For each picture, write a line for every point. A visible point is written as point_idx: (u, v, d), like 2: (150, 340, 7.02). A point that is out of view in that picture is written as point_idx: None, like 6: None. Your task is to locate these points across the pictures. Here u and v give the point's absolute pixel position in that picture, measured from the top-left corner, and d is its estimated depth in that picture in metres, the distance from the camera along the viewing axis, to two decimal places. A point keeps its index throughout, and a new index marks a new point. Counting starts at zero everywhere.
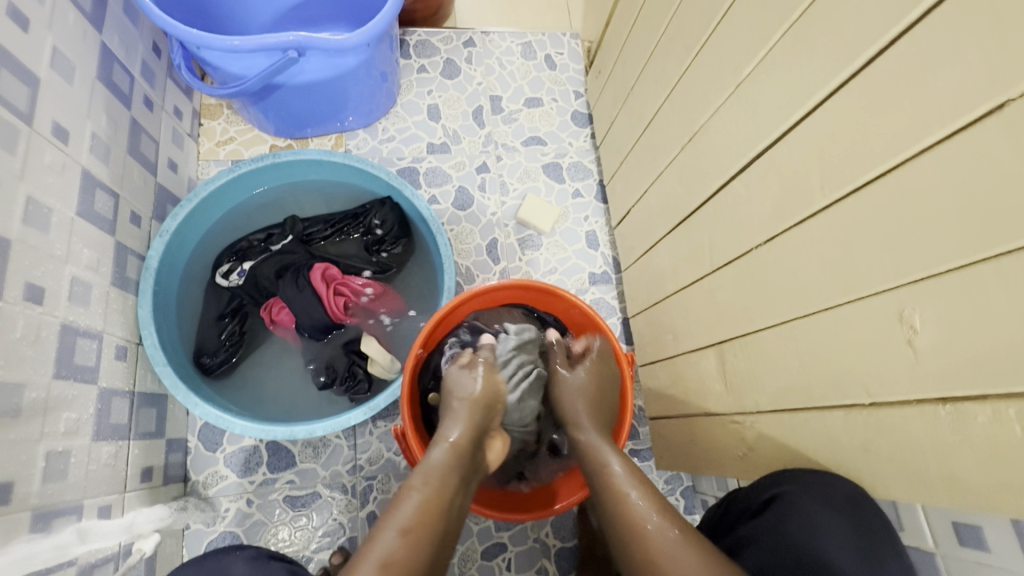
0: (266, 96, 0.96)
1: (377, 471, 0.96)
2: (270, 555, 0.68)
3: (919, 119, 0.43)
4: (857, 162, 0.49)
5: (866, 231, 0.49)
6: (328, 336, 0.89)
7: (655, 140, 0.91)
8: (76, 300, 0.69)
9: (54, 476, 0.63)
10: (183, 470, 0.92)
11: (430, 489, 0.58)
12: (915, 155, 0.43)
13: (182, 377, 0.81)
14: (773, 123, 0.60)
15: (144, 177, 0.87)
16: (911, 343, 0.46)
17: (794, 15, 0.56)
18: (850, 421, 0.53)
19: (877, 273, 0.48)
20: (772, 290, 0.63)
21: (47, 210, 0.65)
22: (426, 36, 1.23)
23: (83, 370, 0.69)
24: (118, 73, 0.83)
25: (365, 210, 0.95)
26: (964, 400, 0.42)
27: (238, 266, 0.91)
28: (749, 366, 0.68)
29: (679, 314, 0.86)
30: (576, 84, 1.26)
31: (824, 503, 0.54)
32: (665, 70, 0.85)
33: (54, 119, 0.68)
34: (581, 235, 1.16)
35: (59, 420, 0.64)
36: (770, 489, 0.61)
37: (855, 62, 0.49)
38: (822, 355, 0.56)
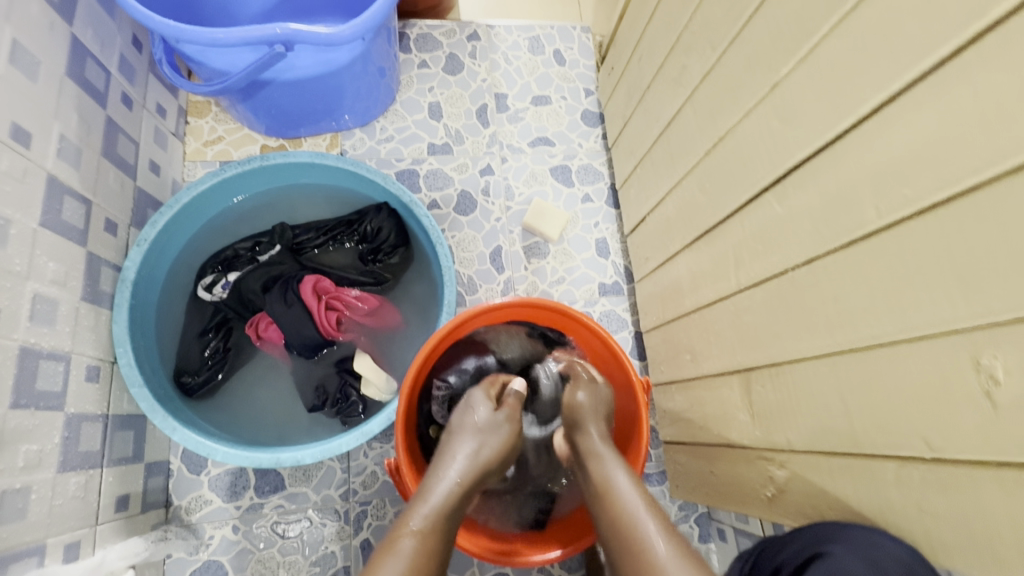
0: (254, 94, 0.89)
1: (371, 496, 0.90)
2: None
3: (1008, 132, 0.36)
4: (923, 181, 0.42)
5: (931, 261, 0.42)
6: (318, 355, 0.83)
7: (673, 144, 0.83)
8: (40, 320, 0.63)
9: (11, 516, 0.57)
10: (165, 494, 0.86)
11: (427, 540, 0.51)
12: (1000, 175, 0.36)
13: (161, 399, 0.75)
14: (815, 131, 0.53)
15: (121, 181, 0.81)
16: (988, 396, 0.39)
17: (845, 7, 0.49)
18: (904, 474, 0.47)
19: (944, 310, 0.41)
20: (809, 318, 0.56)
21: (4, 221, 0.59)
22: (428, 29, 1.16)
23: (47, 397, 0.63)
24: (92, 68, 0.76)
25: (360, 217, 0.88)
26: None
27: (222, 277, 0.84)
28: (780, 399, 0.62)
29: (699, 334, 0.79)
30: (586, 81, 1.18)
31: (873, 568, 0.47)
32: (687, 67, 0.78)
33: (14, 120, 0.61)
34: (591, 243, 1.09)
35: (17, 454, 0.58)
36: (809, 544, 0.54)
37: (924, 62, 0.42)
38: (872, 397, 0.49)
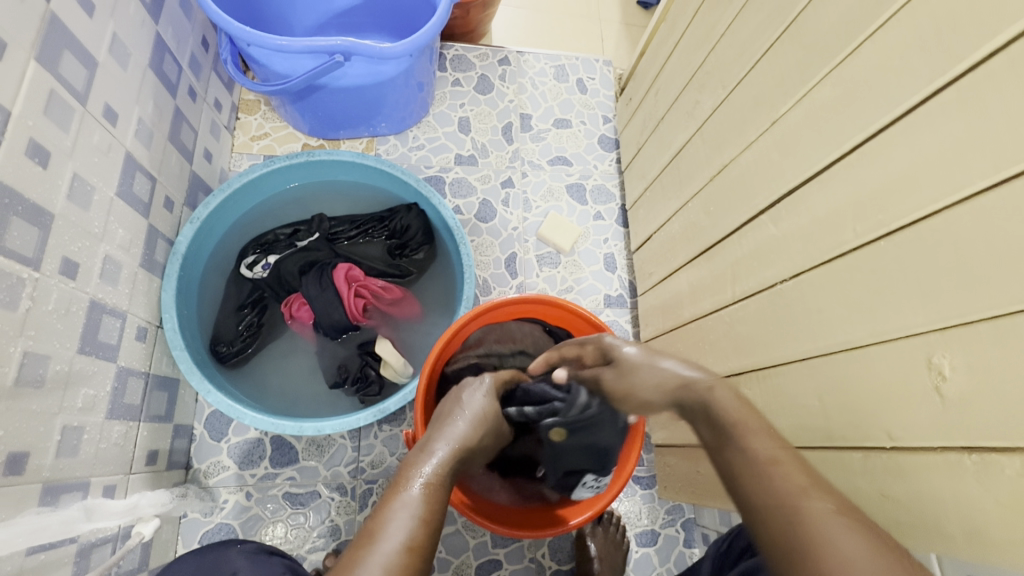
0: (306, 96, 0.98)
1: (378, 476, 0.95)
2: (267, 552, 0.68)
3: (958, 170, 0.44)
4: (890, 208, 0.50)
5: (893, 275, 0.50)
6: (342, 336, 0.90)
7: (682, 168, 0.92)
8: (106, 278, 0.70)
9: (67, 450, 0.63)
10: (187, 457, 0.92)
11: (438, 488, 0.48)
12: (952, 204, 0.44)
13: (198, 363, 0.82)
14: (807, 163, 0.62)
15: (181, 164, 0.89)
16: (938, 390, 0.46)
17: (838, 58, 0.57)
18: (868, 463, 0.53)
19: (905, 318, 0.49)
20: (793, 325, 0.63)
21: (90, 188, 0.67)
22: (463, 51, 1.26)
23: (105, 348, 0.70)
24: (168, 62, 0.85)
25: (392, 214, 0.96)
26: (990, 451, 0.42)
27: (262, 258, 0.92)
28: (765, 400, 0.68)
29: (694, 343, 0.86)
30: (606, 109, 1.28)
31: None
32: (698, 101, 0.87)
33: (106, 102, 0.70)
34: (600, 257, 1.16)
35: (78, 395, 0.65)
36: None
37: (898, 108, 0.50)
38: (842, 393, 0.56)
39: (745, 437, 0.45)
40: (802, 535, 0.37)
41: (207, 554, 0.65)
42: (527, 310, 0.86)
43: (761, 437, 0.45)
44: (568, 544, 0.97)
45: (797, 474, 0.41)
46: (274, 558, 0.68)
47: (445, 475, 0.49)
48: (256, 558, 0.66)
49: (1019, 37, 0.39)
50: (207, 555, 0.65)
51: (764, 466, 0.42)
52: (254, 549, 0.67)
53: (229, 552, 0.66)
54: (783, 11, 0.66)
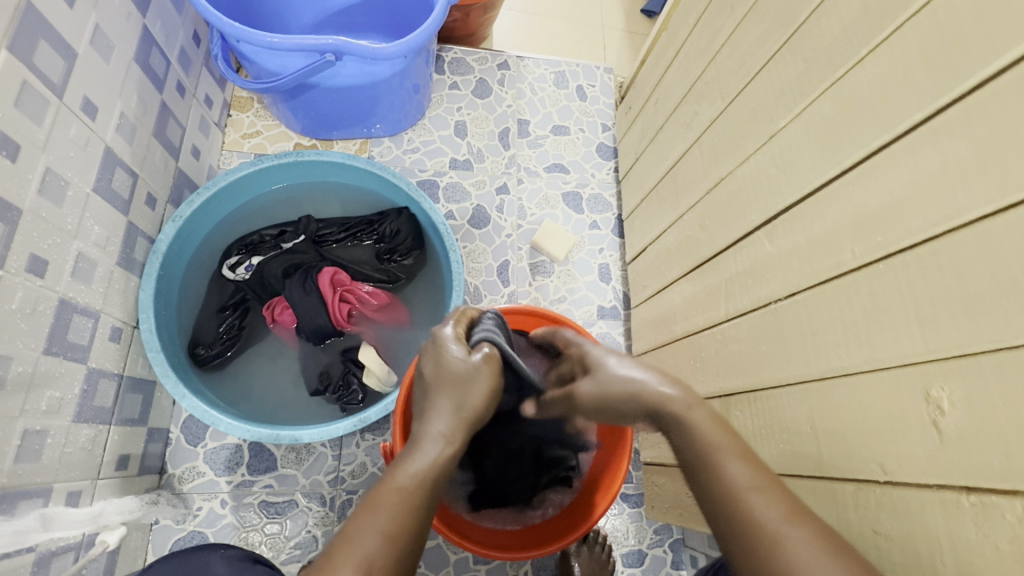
0: (298, 95, 0.96)
1: (358, 486, 0.93)
2: (252, 560, 0.63)
3: (961, 194, 0.42)
4: (890, 231, 0.48)
5: (890, 300, 0.48)
6: (325, 342, 0.88)
7: (679, 180, 0.90)
8: (79, 276, 0.68)
9: (28, 455, 0.60)
10: (161, 461, 0.89)
11: (414, 497, 0.47)
12: (954, 229, 0.42)
13: (174, 366, 0.80)
14: (804, 180, 0.59)
15: (165, 160, 0.87)
16: (936, 424, 0.43)
17: (839, 72, 0.55)
18: (861, 496, 0.50)
19: (902, 347, 0.46)
20: (787, 348, 0.61)
21: (64, 183, 0.64)
22: (462, 54, 1.25)
23: (75, 349, 0.67)
24: (155, 56, 0.83)
25: (381, 218, 0.94)
26: (990, 493, 0.39)
27: (246, 260, 0.90)
28: (756, 423, 0.66)
29: (686, 360, 0.84)
30: (605, 117, 1.26)
31: None
32: (697, 113, 0.85)
33: (85, 95, 0.67)
34: (594, 267, 1.14)
35: (42, 397, 0.62)
36: None
37: (900, 126, 0.48)
38: (835, 419, 0.53)
39: (720, 462, 0.46)
40: (777, 561, 0.40)
41: (187, 557, 0.61)
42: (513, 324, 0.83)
43: (737, 460, 0.46)
44: (552, 563, 0.94)
45: (762, 495, 0.43)
46: (258, 568, 0.62)
47: (426, 481, 0.48)
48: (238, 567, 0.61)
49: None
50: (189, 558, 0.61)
51: (735, 494, 0.44)
52: (239, 557, 0.62)
53: (209, 559, 0.61)
54: (786, 22, 0.64)
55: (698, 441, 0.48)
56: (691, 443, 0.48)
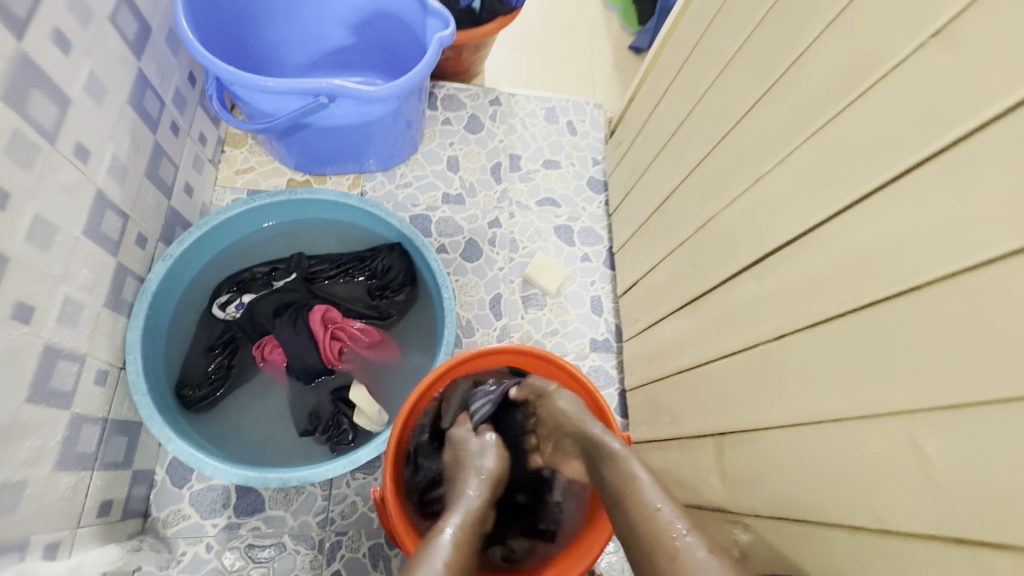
0: (292, 134, 0.97)
1: (348, 527, 0.91)
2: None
3: (947, 245, 0.43)
4: (879, 277, 0.49)
5: (879, 347, 0.48)
6: (315, 381, 0.87)
7: (669, 217, 0.91)
8: (65, 321, 0.66)
9: (5, 508, 0.58)
10: (145, 504, 0.87)
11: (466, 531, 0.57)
12: (936, 280, 0.43)
13: (161, 409, 0.78)
14: (791, 224, 0.60)
15: (156, 200, 0.87)
16: (927, 473, 0.43)
17: (822, 121, 0.57)
18: (853, 543, 0.50)
19: (892, 394, 0.46)
20: (779, 389, 0.61)
21: (53, 228, 0.64)
22: (454, 91, 1.27)
23: (57, 395, 0.65)
24: (150, 99, 0.84)
25: (374, 254, 0.94)
26: (984, 546, 0.39)
27: (237, 298, 0.89)
28: (749, 464, 0.65)
29: (678, 396, 0.83)
30: (595, 151, 1.28)
31: None
32: (685, 152, 0.87)
33: (78, 140, 0.68)
34: (586, 300, 1.15)
35: (22, 448, 0.60)
36: None
37: (883, 174, 0.49)
38: (826, 463, 0.53)
39: (648, 500, 0.56)
40: None
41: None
42: (498, 361, 0.83)
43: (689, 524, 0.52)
44: None
45: (678, 524, 0.52)
46: None
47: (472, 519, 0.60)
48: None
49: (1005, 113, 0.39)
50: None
51: (642, 520, 0.54)
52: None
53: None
54: (768, 70, 0.66)
55: (627, 473, 0.60)
56: (616, 478, 0.60)
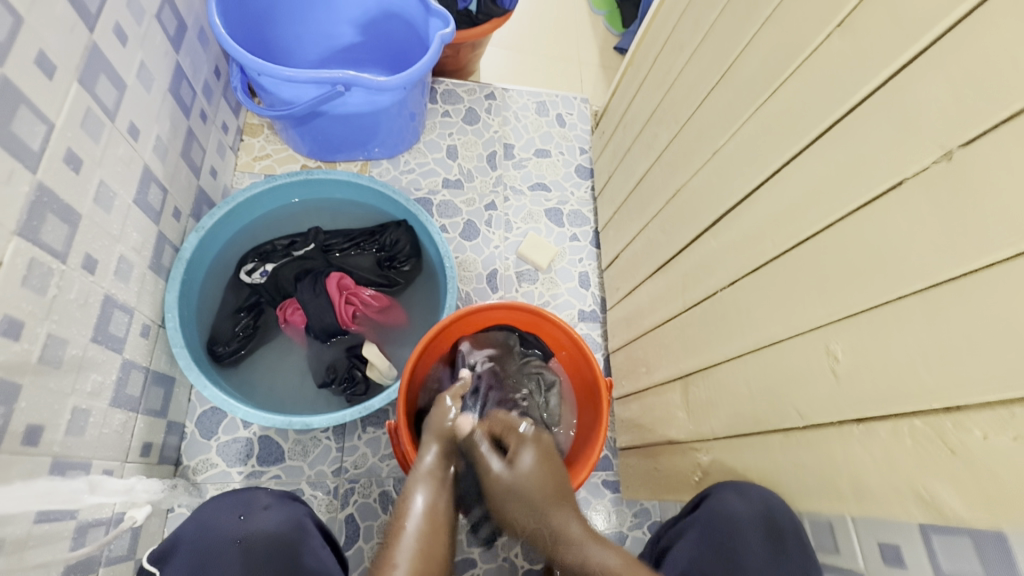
0: (307, 122, 1.08)
1: (360, 475, 1.01)
2: (291, 498, 0.72)
3: (842, 189, 0.53)
4: (797, 224, 0.60)
5: (797, 277, 0.59)
6: (332, 340, 0.97)
7: (644, 193, 1.02)
8: (120, 276, 0.77)
9: (75, 430, 0.68)
10: (177, 453, 0.96)
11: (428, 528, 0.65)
12: (837, 217, 0.54)
13: (196, 361, 0.88)
14: (738, 188, 0.72)
15: (189, 179, 0.97)
16: (833, 370, 0.53)
17: (760, 99, 0.69)
18: (784, 442, 0.60)
19: (812, 313, 0.58)
20: (731, 327, 0.72)
21: (113, 194, 0.74)
22: (452, 86, 1.39)
23: (114, 339, 0.76)
24: (185, 88, 0.94)
25: (382, 229, 1.05)
26: (873, 419, 0.49)
27: (261, 266, 0.99)
28: (710, 395, 0.76)
29: (654, 349, 0.94)
30: (582, 141, 1.40)
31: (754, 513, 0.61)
32: (657, 135, 0.98)
33: (131, 120, 0.78)
34: (574, 275, 1.26)
35: (88, 380, 0.71)
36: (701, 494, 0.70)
37: (800, 139, 0.60)
38: (763, 380, 0.64)
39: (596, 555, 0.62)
40: None
41: (236, 493, 0.70)
42: (496, 318, 0.94)
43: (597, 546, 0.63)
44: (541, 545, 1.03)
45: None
46: (295, 502, 0.72)
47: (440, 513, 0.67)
48: (277, 501, 0.70)
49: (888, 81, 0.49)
50: (236, 495, 0.70)
51: (629, 572, 0.59)
52: (280, 493, 0.72)
53: (256, 493, 0.71)
54: (721, 60, 0.78)
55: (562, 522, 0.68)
56: (560, 532, 0.67)
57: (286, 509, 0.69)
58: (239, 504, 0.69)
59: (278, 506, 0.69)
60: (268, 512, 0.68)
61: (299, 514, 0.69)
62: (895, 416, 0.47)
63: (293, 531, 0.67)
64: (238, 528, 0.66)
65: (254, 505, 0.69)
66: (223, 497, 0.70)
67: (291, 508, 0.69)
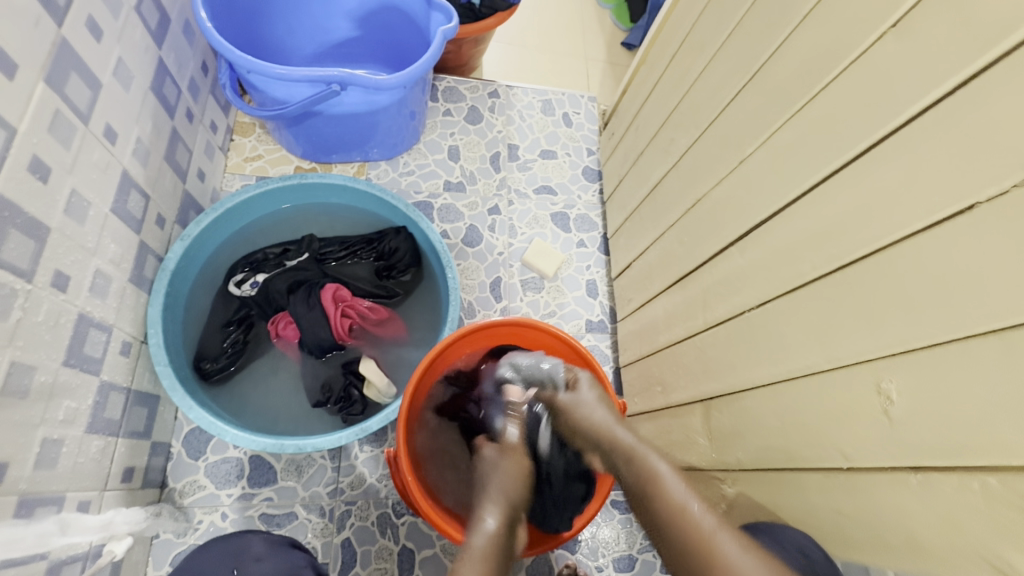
0: (301, 122, 1.02)
1: (357, 497, 0.95)
2: (291, 545, 0.66)
3: (900, 211, 0.48)
4: (844, 244, 0.54)
5: (844, 304, 0.54)
6: (327, 355, 0.92)
7: (659, 201, 0.97)
8: (95, 292, 0.71)
9: (46, 463, 0.62)
10: (162, 475, 0.91)
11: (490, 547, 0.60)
12: (894, 242, 0.49)
13: (181, 379, 0.82)
14: (769, 201, 0.66)
15: (174, 183, 0.91)
16: (886, 412, 0.49)
17: (795, 106, 0.63)
18: (826, 483, 0.56)
19: (856, 344, 0.52)
20: (759, 352, 0.67)
21: (87, 203, 0.68)
22: (454, 83, 1.32)
23: (89, 361, 0.70)
24: (168, 85, 0.88)
25: (381, 236, 0.99)
26: (935, 470, 0.45)
27: (251, 276, 0.94)
28: (733, 423, 0.71)
29: (669, 367, 0.89)
30: (589, 142, 1.34)
31: None
32: (673, 139, 0.93)
33: (107, 122, 0.72)
34: (582, 283, 1.20)
35: (60, 408, 0.65)
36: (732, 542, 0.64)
37: (847, 153, 0.55)
38: (801, 412, 0.59)
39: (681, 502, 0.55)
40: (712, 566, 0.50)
41: (228, 540, 0.65)
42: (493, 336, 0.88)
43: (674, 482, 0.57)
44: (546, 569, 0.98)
45: (707, 518, 0.53)
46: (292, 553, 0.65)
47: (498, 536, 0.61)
48: (273, 550, 0.64)
49: (956, 90, 0.44)
50: (226, 544, 0.64)
51: (680, 514, 0.54)
52: (277, 539, 0.66)
53: (249, 540, 0.65)
54: (749, 61, 0.72)
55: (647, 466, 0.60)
56: (635, 473, 0.61)
57: (282, 560, 0.63)
58: (229, 556, 0.63)
59: (273, 557, 0.63)
60: (260, 565, 0.62)
61: (296, 564, 0.64)
62: (962, 469, 0.42)
63: None
64: None
65: (246, 558, 0.63)
66: (215, 545, 0.65)
67: (284, 559, 0.63)
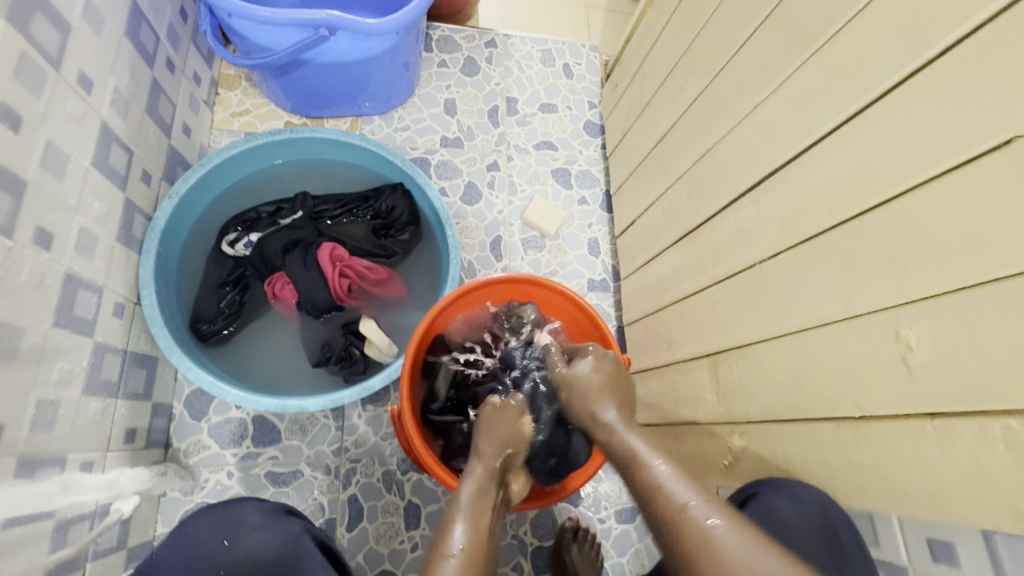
0: (289, 72, 0.97)
1: (362, 455, 0.96)
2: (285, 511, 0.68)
3: (929, 151, 0.46)
4: (867, 189, 0.52)
5: (864, 254, 0.52)
6: (325, 316, 0.89)
7: (666, 153, 0.93)
8: (82, 251, 0.68)
9: (43, 424, 0.62)
10: (166, 436, 0.91)
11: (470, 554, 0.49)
12: (922, 184, 0.46)
13: (178, 340, 0.81)
14: (784, 148, 0.64)
15: (158, 138, 0.87)
16: (905, 360, 0.48)
17: (816, 45, 0.59)
18: (837, 434, 0.55)
19: (876, 293, 0.51)
20: (770, 303, 0.65)
21: (65, 157, 0.65)
22: (449, 32, 1.25)
23: (81, 322, 0.68)
24: (145, 31, 0.82)
25: (377, 194, 0.95)
26: (952, 416, 0.44)
27: (244, 236, 0.91)
28: (741, 376, 0.70)
29: (676, 323, 0.88)
30: (591, 95, 1.29)
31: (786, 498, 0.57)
32: (683, 87, 0.88)
33: (80, 69, 0.67)
34: (584, 241, 1.18)
35: (53, 369, 0.63)
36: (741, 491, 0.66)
37: (872, 93, 0.52)
38: (813, 361, 0.58)
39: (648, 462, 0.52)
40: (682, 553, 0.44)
41: (222, 509, 0.65)
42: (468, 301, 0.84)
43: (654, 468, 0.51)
44: (550, 521, 0.99)
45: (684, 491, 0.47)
46: (291, 518, 0.67)
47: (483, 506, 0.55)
48: (270, 519, 0.65)
49: (999, 15, 0.41)
50: (223, 510, 0.65)
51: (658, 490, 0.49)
52: (273, 508, 0.67)
53: (245, 509, 0.66)
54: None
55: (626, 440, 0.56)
56: (621, 448, 0.55)
57: (280, 528, 0.65)
58: (226, 524, 0.64)
59: (271, 525, 0.64)
60: (258, 533, 0.63)
61: (293, 532, 0.65)
62: (982, 415, 0.42)
63: (286, 553, 0.62)
64: (223, 554, 0.61)
65: (243, 526, 0.64)
66: (208, 515, 0.65)
67: (283, 527, 0.65)
